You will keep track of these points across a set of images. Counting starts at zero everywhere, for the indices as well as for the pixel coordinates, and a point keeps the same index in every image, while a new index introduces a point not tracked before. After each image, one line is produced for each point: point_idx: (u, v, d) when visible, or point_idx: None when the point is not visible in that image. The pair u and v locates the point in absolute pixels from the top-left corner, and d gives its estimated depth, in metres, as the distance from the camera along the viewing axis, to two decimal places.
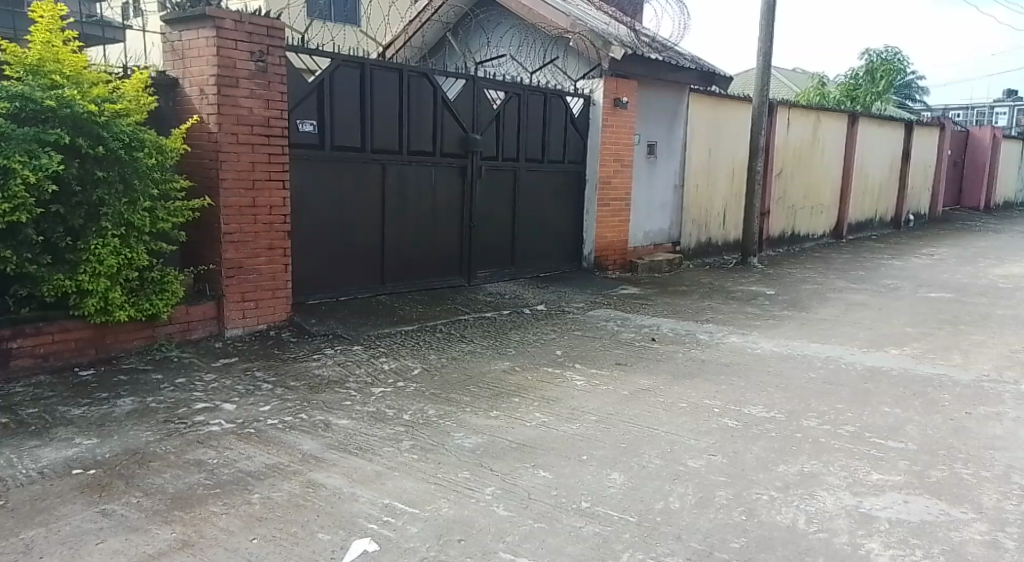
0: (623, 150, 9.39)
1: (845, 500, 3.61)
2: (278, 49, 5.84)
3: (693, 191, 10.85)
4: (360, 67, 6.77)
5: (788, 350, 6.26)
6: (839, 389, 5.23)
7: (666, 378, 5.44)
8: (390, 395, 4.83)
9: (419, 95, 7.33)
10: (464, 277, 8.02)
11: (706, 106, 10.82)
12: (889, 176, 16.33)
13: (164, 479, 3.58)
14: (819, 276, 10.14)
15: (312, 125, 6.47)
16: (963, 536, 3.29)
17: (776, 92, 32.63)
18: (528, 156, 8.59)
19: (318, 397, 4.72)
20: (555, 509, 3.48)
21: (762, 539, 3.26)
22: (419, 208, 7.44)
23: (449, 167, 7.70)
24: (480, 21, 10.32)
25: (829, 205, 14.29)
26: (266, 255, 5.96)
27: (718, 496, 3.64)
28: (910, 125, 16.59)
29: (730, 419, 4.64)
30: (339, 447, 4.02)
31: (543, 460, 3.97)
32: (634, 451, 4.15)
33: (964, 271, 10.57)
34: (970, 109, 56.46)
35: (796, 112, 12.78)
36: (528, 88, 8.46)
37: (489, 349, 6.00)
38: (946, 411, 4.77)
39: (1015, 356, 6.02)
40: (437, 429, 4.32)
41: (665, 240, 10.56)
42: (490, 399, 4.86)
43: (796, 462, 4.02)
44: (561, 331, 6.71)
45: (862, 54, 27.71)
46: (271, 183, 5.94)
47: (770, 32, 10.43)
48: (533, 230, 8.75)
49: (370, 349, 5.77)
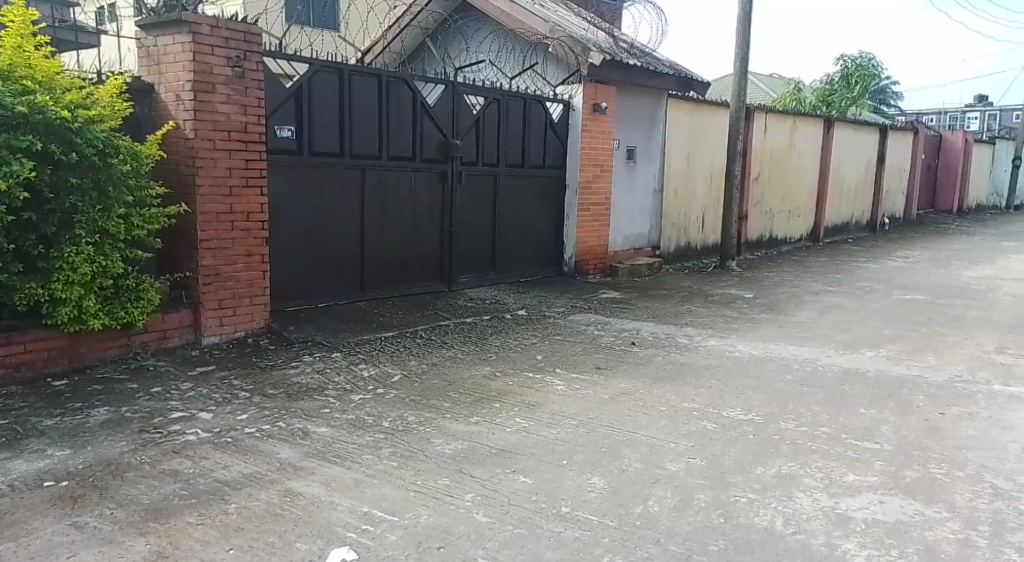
0: (602, 155, 9.43)
1: (822, 501, 3.65)
2: (255, 54, 5.81)
3: (672, 196, 10.91)
4: (338, 72, 6.75)
5: (766, 352, 6.32)
6: (816, 391, 5.28)
7: (646, 382, 5.46)
8: (369, 402, 4.81)
9: (398, 100, 7.32)
10: (444, 282, 8.01)
11: (685, 111, 10.90)
12: (865, 179, 16.53)
13: (139, 490, 3.54)
14: (797, 279, 10.24)
15: (290, 131, 6.44)
16: (937, 535, 3.33)
17: (753, 97, 32.98)
18: (508, 161, 8.60)
19: (296, 405, 4.69)
20: (535, 514, 3.48)
21: (741, 542, 3.29)
22: (398, 214, 7.42)
23: (429, 172, 7.69)
24: (459, 26, 10.33)
25: (805, 208, 14.43)
26: (243, 262, 5.91)
27: (697, 500, 3.66)
28: (884, 130, 16.81)
29: (708, 422, 4.68)
30: (317, 455, 3.99)
31: (523, 465, 3.97)
32: (614, 455, 4.16)
33: (938, 273, 10.72)
34: (943, 114, 57.34)
35: (773, 116, 12.91)
36: (508, 93, 8.48)
37: (470, 355, 6.00)
38: (920, 412, 4.83)
39: (988, 357, 6.12)
40: (418, 435, 4.30)
41: (645, 244, 10.61)
42: (471, 404, 4.85)
43: (774, 464, 4.06)
44: (542, 336, 6.72)
45: (837, 59, 28.06)
46: (249, 190, 5.90)
47: (747, 38, 10.53)
48: (513, 235, 8.77)
49: (349, 356, 5.74)
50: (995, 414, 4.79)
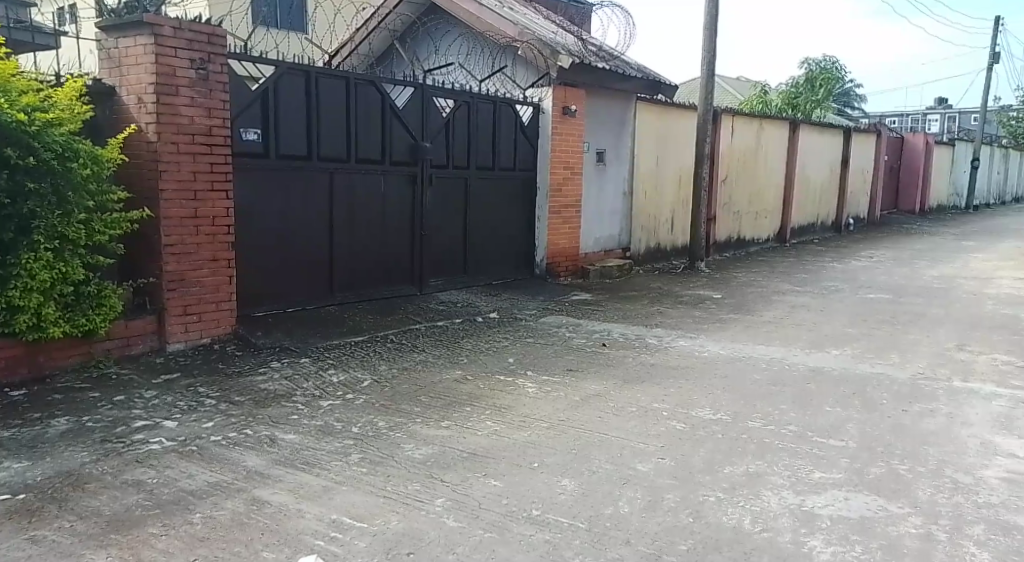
0: (572, 157, 9.46)
1: (788, 499, 3.69)
2: (219, 56, 5.75)
3: (641, 198, 10.98)
4: (305, 75, 6.70)
5: (734, 352, 6.38)
6: (783, 390, 5.35)
7: (617, 383, 5.48)
8: (338, 408, 4.77)
9: (367, 103, 7.29)
10: (415, 286, 7.97)
11: (653, 114, 10.98)
12: (830, 180, 16.77)
13: (100, 501, 3.47)
14: (765, 279, 10.36)
15: (256, 134, 6.38)
16: (900, 531, 3.39)
17: (720, 100, 33.38)
18: (478, 163, 8.59)
19: (264, 412, 4.63)
20: (506, 517, 3.48)
21: (709, 541, 3.32)
22: (368, 217, 7.38)
23: (398, 175, 7.66)
24: (428, 29, 10.32)
25: (772, 210, 14.59)
26: (209, 267, 5.84)
27: (666, 499, 3.68)
28: (848, 132, 17.08)
29: (678, 422, 4.71)
30: (285, 462, 3.95)
31: (494, 469, 3.96)
32: (584, 456, 4.17)
33: (901, 272, 10.92)
34: (905, 116, 58.42)
35: (740, 119, 13.05)
36: (477, 96, 8.48)
37: (441, 359, 5.98)
38: (884, 409, 4.91)
39: (949, 354, 6.24)
40: (388, 441, 4.28)
41: (616, 246, 10.66)
42: (441, 408, 4.84)
43: (742, 463, 4.10)
44: (513, 339, 6.71)
45: (801, 62, 28.47)
46: (214, 194, 5.82)
47: (713, 42, 10.64)
48: (484, 238, 8.76)
49: (317, 362, 5.69)
50: (956, 410, 4.88)
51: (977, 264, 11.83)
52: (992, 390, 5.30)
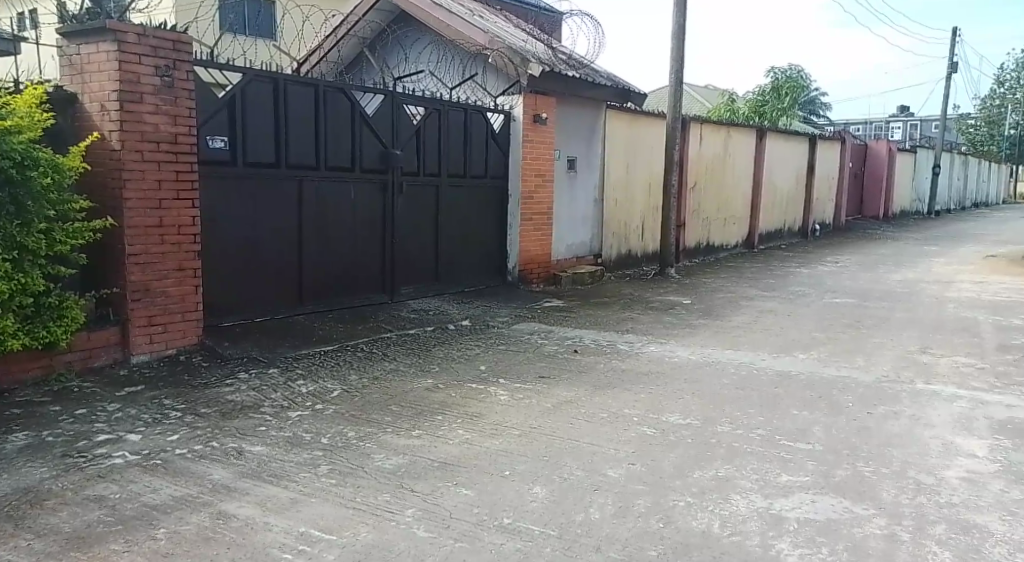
0: (543, 164, 9.49)
1: (757, 502, 3.72)
2: (185, 63, 5.69)
3: (612, 205, 11.04)
4: (273, 82, 6.65)
5: (703, 357, 6.44)
6: (751, 394, 5.40)
7: (588, 389, 5.50)
8: (307, 419, 4.72)
9: (336, 110, 7.25)
10: (386, 294, 7.93)
11: (623, 122, 11.06)
12: (796, 186, 17.01)
13: (59, 518, 3.40)
14: (733, 285, 10.47)
15: (222, 142, 6.31)
16: (864, 532, 3.44)
17: (688, 108, 33.73)
18: (449, 171, 8.58)
19: (230, 424, 4.58)
20: (476, 527, 3.47)
21: (679, 547, 3.33)
22: (338, 226, 7.34)
23: (369, 183, 7.62)
24: (397, 37, 10.31)
25: (740, 216, 14.76)
26: (175, 277, 5.76)
27: (637, 505, 3.70)
28: (813, 140, 17.35)
29: (648, 428, 4.74)
30: (252, 475, 3.90)
31: (464, 478, 3.95)
32: (555, 463, 4.18)
33: (867, 277, 11.10)
34: (868, 123, 59.53)
35: (708, 127, 13.19)
36: (448, 103, 8.48)
37: (412, 367, 5.95)
38: (849, 412, 4.98)
39: (912, 357, 6.36)
40: (358, 451, 4.25)
41: (587, 253, 10.71)
42: (412, 418, 4.81)
43: (711, 467, 4.13)
44: (485, 346, 6.70)
45: (767, 71, 28.90)
46: (179, 203, 5.75)
47: (682, 51, 10.76)
48: (456, 246, 8.75)
49: (286, 372, 5.62)
50: (918, 412, 4.97)
51: (939, 268, 12.10)
52: (953, 392, 5.41)
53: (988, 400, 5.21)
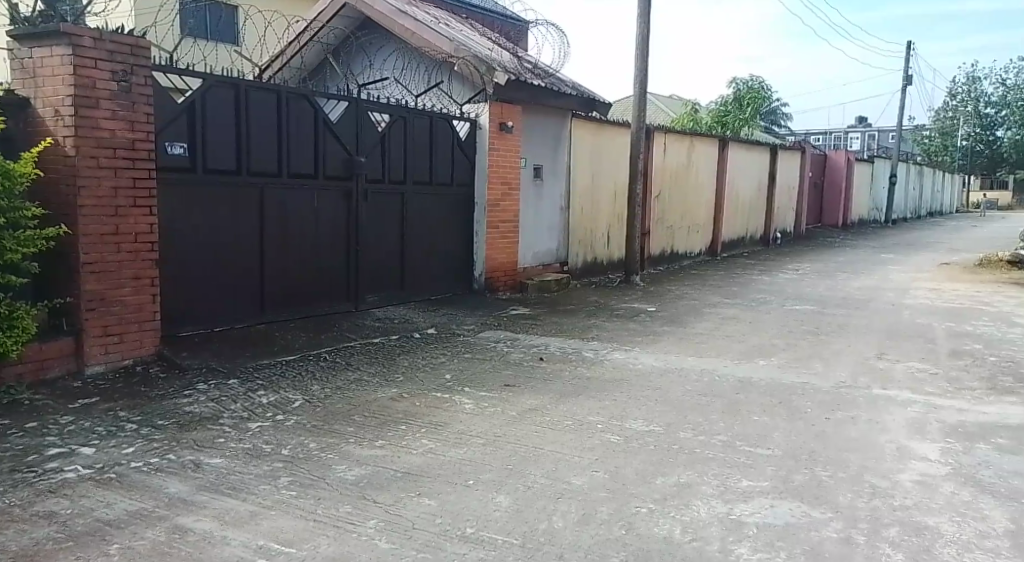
0: (509, 173, 9.50)
1: (717, 508, 3.76)
2: (143, 68, 5.61)
3: (577, 212, 11.10)
4: (234, 88, 6.58)
5: (667, 364, 6.49)
6: (713, 400, 5.46)
7: (552, 397, 5.51)
8: (268, 430, 4.65)
9: (298, 117, 7.19)
10: (351, 302, 7.87)
11: (588, 131, 11.13)
12: (757, 196, 17.27)
13: (6, 536, 3.31)
14: (696, 292, 10.59)
15: (182, 148, 6.22)
16: (821, 536, 3.49)
17: (652, 117, 34.07)
18: (415, 178, 8.56)
19: (188, 436, 4.49)
20: (439, 537, 3.45)
21: (641, 554, 3.35)
22: (300, 233, 7.26)
23: (332, 190, 7.57)
24: (362, 44, 10.27)
25: (703, 225, 14.92)
26: (131, 286, 5.65)
27: (599, 512, 3.71)
28: (773, 150, 17.65)
29: (612, 435, 4.76)
30: (210, 488, 3.84)
31: (427, 488, 3.93)
32: (519, 472, 4.17)
33: (826, 284, 11.30)
34: (827, 134, 60.75)
35: (672, 136, 13.34)
36: (413, 111, 8.46)
37: (376, 377, 5.90)
38: (808, 417, 5.06)
39: (869, 362, 6.48)
40: (319, 462, 4.20)
41: (553, 260, 10.74)
42: (375, 428, 4.77)
43: (673, 473, 4.16)
44: (451, 355, 6.69)
45: (730, 82, 29.34)
46: (137, 210, 5.66)
47: (646, 62, 10.88)
48: (422, 253, 8.72)
49: (246, 383, 5.54)
50: (874, 416, 5.07)
51: (894, 276, 12.37)
52: (908, 396, 5.52)
53: (941, 404, 5.33)
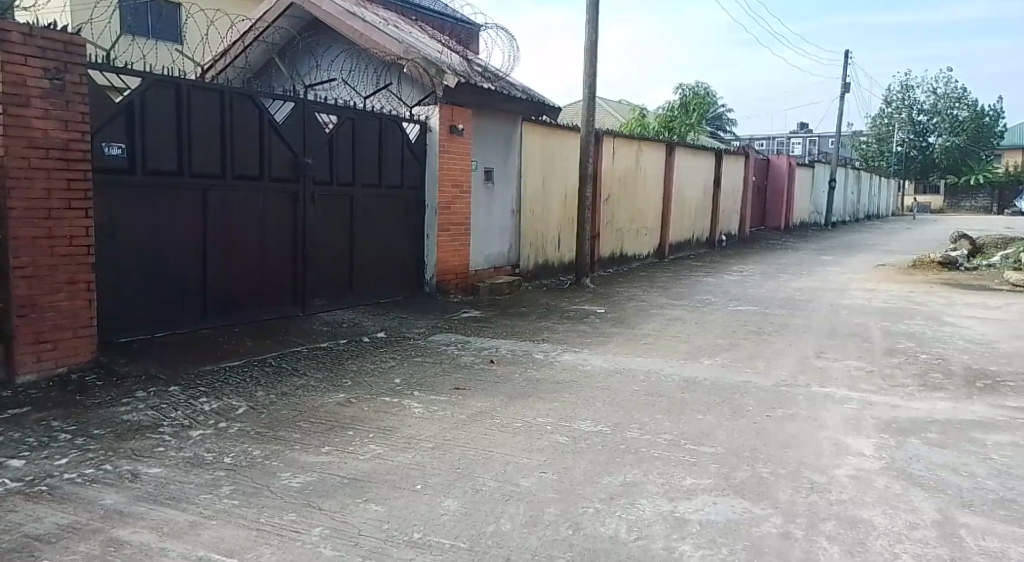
0: (460, 175, 9.48)
1: (662, 506, 3.81)
2: (78, 66, 5.45)
3: (529, 215, 11.14)
4: (175, 88, 6.45)
5: (615, 365, 6.56)
6: (659, 400, 5.54)
7: (501, 399, 5.52)
8: (209, 438, 4.56)
9: (243, 118, 7.07)
10: (298, 306, 7.76)
11: (539, 135, 11.17)
12: (703, 200, 17.57)
13: None
14: (645, 294, 10.73)
15: (120, 148, 6.07)
16: (762, 531, 3.57)
17: (601, 121, 34.41)
18: (363, 180, 8.48)
19: (125, 445, 4.38)
20: (386, 543, 3.44)
21: (586, 553, 3.38)
22: (244, 235, 7.13)
23: (278, 192, 7.45)
24: (309, 44, 10.15)
25: (651, 227, 15.13)
26: (66, 291, 5.48)
27: (547, 513, 3.73)
28: (718, 154, 17.99)
29: (561, 436, 4.79)
30: (148, 498, 3.74)
31: (374, 494, 3.89)
32: (468, 475, 4.17)
33: (769, 285, 11.56)
34: (771, 139, 62.20)
35: (620, 141, 13.48)
36: (362, 113, 8.38)
37: (324, 382, 5.83)
38: (750, 415, 5.17)
39: (809, 361, 6.65)
40: (263, 470, 4.13)
41: (505, 263, 10.77)
42: (322, 434, 4.72)
43: (620, 473, 4.21)
44: (400, 359, 6.65)
45: (676, 88, 29.80)
46: (71, 212, 5.49)
47: (594, 67, 10.98)
48: (371, 256, 8.65)
49: (188, 390, 5.42)
50: (813, 414, 5.21)
51: (833, 277, 12.73)
52: (845, 394, 5.69)
53: (876, 401, 5.50)
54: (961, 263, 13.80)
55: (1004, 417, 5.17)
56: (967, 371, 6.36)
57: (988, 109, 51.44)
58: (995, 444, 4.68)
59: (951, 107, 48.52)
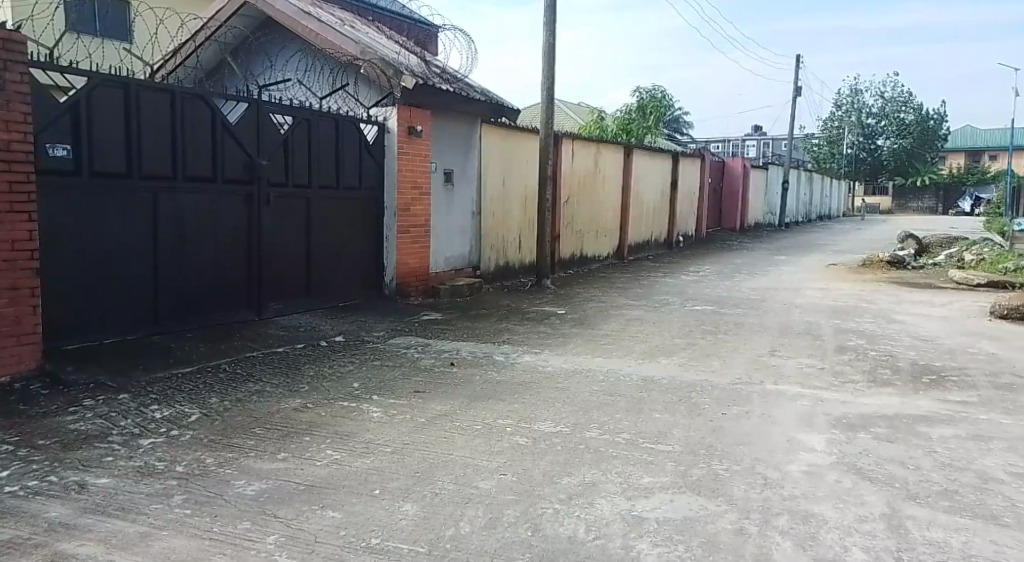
0: (419, 177, 9.43)
1: (620, 505, 3.84)
2: (19, 64, 5.30)
3: (488, 217, 11.13)
4: (123, 87, 6.32)
5: (574, 365, 6.59)
6: (618, 399, 5.57)
7: (461, 402, 5.49)
8: (161, 446, 4.46)
9: (194, 118, 6.95)
10: (253, 311, 7.63)
11: (498, 137, 11.16)
12: (660, 201, 17.76)
13: None
14: (605, 295, 10.79)
15: (65, 149, 5.92)
16: (717, 527, 3.62)
17: (560, 124, 34.58)
18: (321, 182, 8.38)
19: (72, 455, 4.26)
20: (343, 550, 3.40)
21: (544, 554, 3.39)
22: (197, 238, 7.00)
23: (232, 194, 7.33)
24: (263, 45, 10.01)
25: (611, 229, 15.23)
26: (8, 297, 5.31)
27: (506, 515, 3.73)
28: (675, 157, 18.20)
29: (521, 437, 4.79)
30: (96, 510, 3.65)
31: (331, 500, 3.85)
32: (427, 479, 4.14)
33: (725, 286, 11.73)
34: (726, 141, 63.18)
35: (579, 143, 13.55)
36: (318, 114, 8.29)
37: (280, 387, 5.75)
38: (706, 413, 5.23)
39: (763, 359, 6.77)
40: (216, 478, 4.05)
41: (465, 265, 10.74)
42: (278, 440, 4.65)
43: (579, 473, 4.22)
44: (359, 362, 6.59)
45: (634, 91, 30.06)
46: (13, 216, 5.34)
47: (552, 69, 11.03)
48: (329, 259, 8.56)
49: (138, 397, 5.30)
50: (767, 411, 5.30)
51: (786, 276, 12.97)
52: (798, 390, 5.79)
53: (827, 397, 5.61)
54: (908, 263, 14.17)
55: (949, 411, 5.32)
56: (915, 367, 6.53)
57: (934, 112, 52.89)
58: (940, 437, 4.81)
59: (899, 110, 49.82)
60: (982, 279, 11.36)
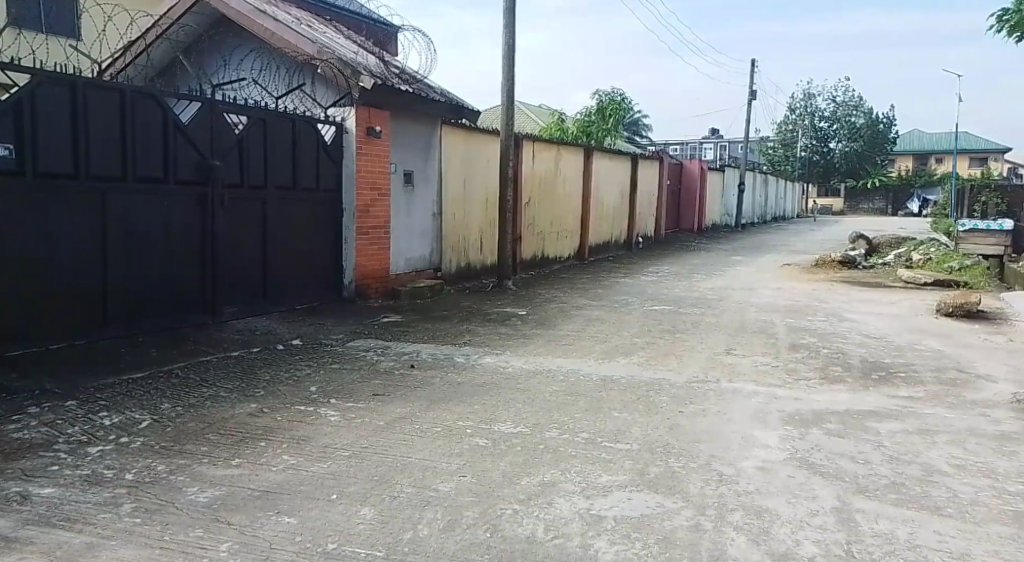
0: (378, 178, 9.35)
1: (578, 504, 3.85)
2: None
3: (449, 219, 11.09)
4: (69, 86, 6.17)
5: (534, 366, 6.60)
6: (577, 399, 5.59)
7: (421, 405, 5.46)
8: (109, 454, 4.35)
9: (145, 118, 6.80)
10: (207, 314, 7.49)
11: (459, 138, 11.13)
12: (620, 203, 17.89)
13: None
14: (565, 296, 10.83)
15: (6, 149, 5.76)
16: (673, 524, 3.65)
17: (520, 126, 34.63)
18: (277, 183, 8.27)
19: (14, 465, 4.14)
20: (297, 556, 3.35)
21: (502, 554, 3.39)
22: (147, 240, 6.85)
23: (185, 196, 7.19)
24: (217, 43, 9.83)
25: (571, 230, 15.30)
26: None
27: (465, 517, 3.71)
28: (634, 159, 18.35)
29: (480, 439, 4.78)
30: (38, 521, 3.55)
31: (287, 506, 3.79)
32: (385, 482, 4.11)
33: (682, 286, 11.87)
34: (684, 145, 63.97)
35: (539, 145, 13.58)
36: (273, 113, 8.17)
37: (235, 392, 5.65)
38: (663, 412, 5.28)
39: (719, 358, 6.85)
40: (167, 485, 3.97)
41: (426, 266, 10.68)
42: (232, 446, 4.56)
43: (538, 473, 4.22)
44: (317, 366, 6.51)
45: (592, 94, 30.25)
46: None
47: (512, 71, 11.04)
48: (285, 261, 8.44)
49: (86, 404, 5.16)
50: (723, 408, 5.35)
51: (743, 277, 13.17)
52: (753, 388, 5.88)
53: (781, 395, 5.70)
54: (860, 262, 14.49)
55: (898, 406, 5.45)
56: (865, 364, 6.68)
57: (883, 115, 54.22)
58: (888, 432, 4.92)
59: (850, 114, 50.97)
60: (929, 278, 11.68)
